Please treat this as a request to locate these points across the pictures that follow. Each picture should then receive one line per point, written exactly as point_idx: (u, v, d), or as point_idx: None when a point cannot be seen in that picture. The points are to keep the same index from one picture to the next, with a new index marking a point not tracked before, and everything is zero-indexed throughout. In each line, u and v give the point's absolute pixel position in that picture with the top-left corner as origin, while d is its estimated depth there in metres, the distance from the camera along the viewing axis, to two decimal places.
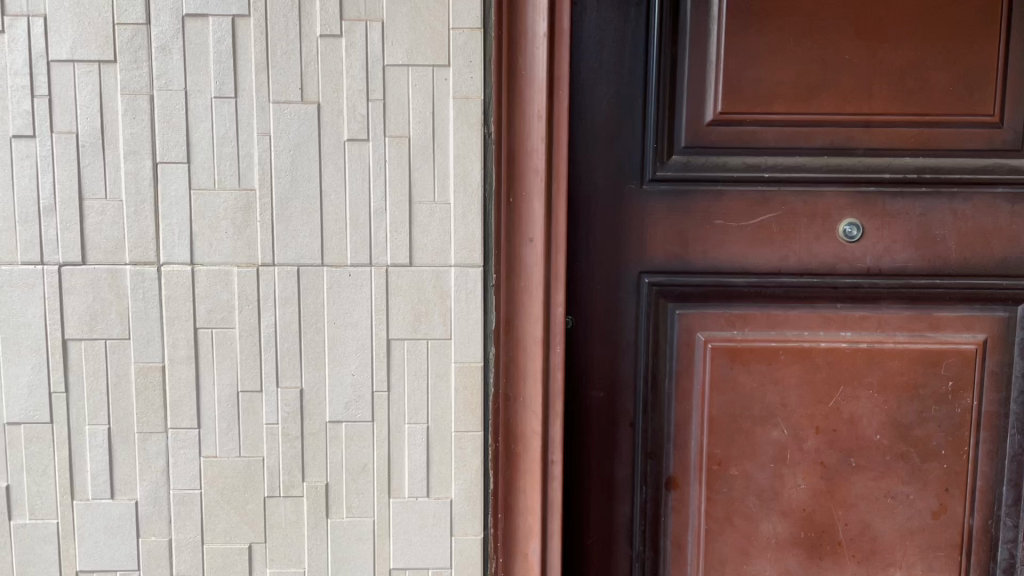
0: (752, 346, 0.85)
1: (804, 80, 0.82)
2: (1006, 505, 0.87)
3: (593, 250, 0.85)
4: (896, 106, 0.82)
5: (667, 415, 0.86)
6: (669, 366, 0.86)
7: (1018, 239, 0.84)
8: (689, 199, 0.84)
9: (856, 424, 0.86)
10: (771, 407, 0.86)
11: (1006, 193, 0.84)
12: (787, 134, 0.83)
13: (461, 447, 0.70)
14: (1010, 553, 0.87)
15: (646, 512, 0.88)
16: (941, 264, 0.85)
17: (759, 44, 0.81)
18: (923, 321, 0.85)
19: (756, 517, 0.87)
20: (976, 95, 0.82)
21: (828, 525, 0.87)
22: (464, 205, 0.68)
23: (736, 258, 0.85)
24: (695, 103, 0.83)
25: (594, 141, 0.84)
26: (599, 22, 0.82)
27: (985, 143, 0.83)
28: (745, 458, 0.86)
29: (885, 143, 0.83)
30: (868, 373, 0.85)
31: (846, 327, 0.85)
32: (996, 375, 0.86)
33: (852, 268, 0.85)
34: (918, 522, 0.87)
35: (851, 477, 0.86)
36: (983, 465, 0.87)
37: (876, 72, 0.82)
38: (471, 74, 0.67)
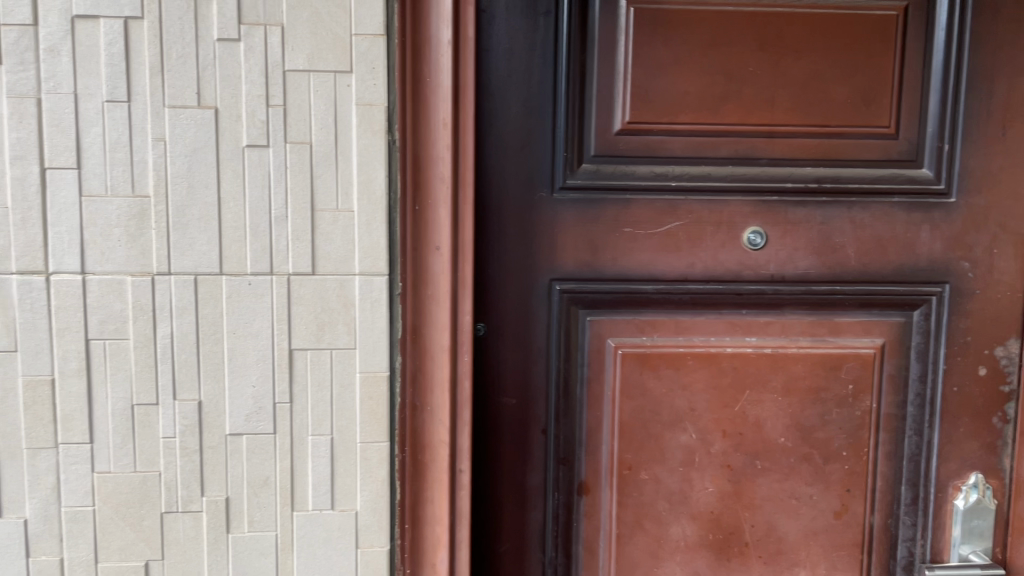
0: (661, 352, 0.86)
1: (710, 91, 0.83)
2: (904, 505, 0.90)
3: (504, 257, 0.85)
4: (798, 118, 0.85)
5: (578, 420, 0.87)
6: (580, 371, 0.87)
7: (913, 246, 0.87)
8: (599, 207, 0.85)
9: (761, 427, 0.88)
10: (680, 412, 0.87)
11: (902, 202, 0.87)
12: (692, 144, 0.85)
13: (367, 458, 0.69)
14: (908, 552, 0.91)
15: (558, 519, 0.88)
16: (841, 271, 0.87)
17: (666, 56, 0.82)
18: (824, 326, 0.88)
19: (665, 520, 0.88)
20: (873, 107, 0.85)
21: (735, 526, 0.89)
22: (368, 213, 0.67)
23: (645, 265, 0.86)
24: (604, 112, 0.84)
25: (505, 149, 0.83)
26: (508, 29, 0.82)
27: (881, 154, 0.86)
28: (655, 462, 0.88)
29: (786, 153, 0.85)
30: (773, 377, 0.88)
31: (751, 333, 0.87)
32: (894, 378, 0.89)
33: (756, 275, 0.87)
34: (821, 522, 0.90)
35: (757, 479, 0.88)
36: (883, 466, 0.90)
37: (779, 84, 0.84)
38: (373, 81, 0.66)
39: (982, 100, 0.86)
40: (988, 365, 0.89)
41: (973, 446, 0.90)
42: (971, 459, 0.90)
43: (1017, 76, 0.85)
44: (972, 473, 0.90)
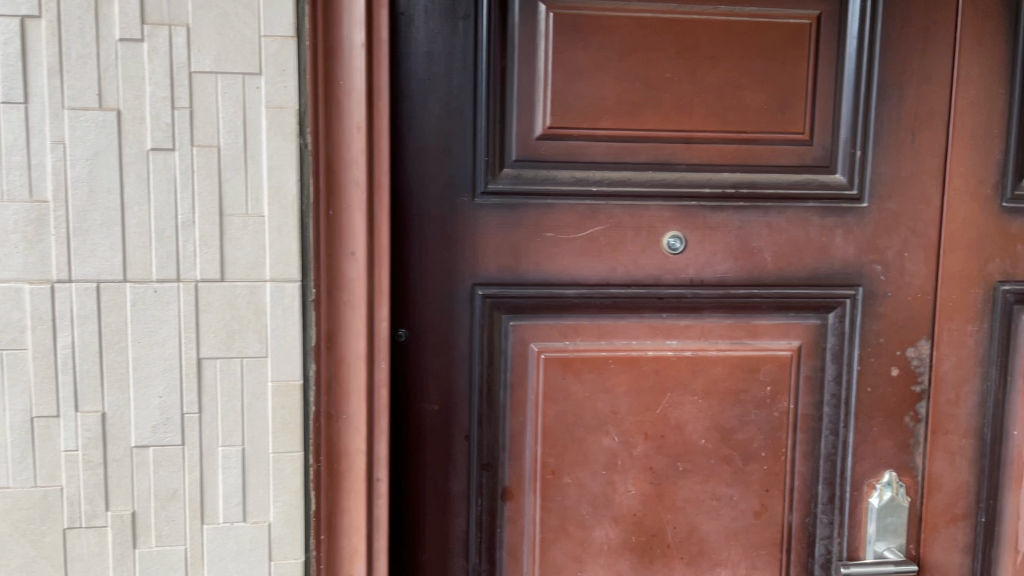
0: (584, 356, 0.87)
1: (629, 96, 0.84)
2: (822, 503, 0.92)
3: (425, 262, 0.84)
4: (715, 123, 0.86)
5: (501, 425, 0.87)
6: (503, 376, 0.86)
7: (828, 250, 0.90)
8: (520, 212, 0.85)
9: (681, 429, 0.89)
10: (602, 415, 0.88)
11: (816, 207, 0.89)
12: (613, 149, 0.85)
13: (280, 469, 0.68)
14: (826, 549, 0.93)
15: (481, 524, 0.87)
16: (758, 274, 0.89)
17: (586, 61, 0.83)
18: (743, 328, 0.89)
19: (588, 524, 0.88)
20: (788, 114, 0.87)
21: (657, 528, 0.90)
22: (279, 218, 0.65)
23: (566, 269, 0.86)
24: (525, 117, 0.84)
25: (425, 153, 0.83)
26: (428, 33, 0.81)
27: (795, 159, 0.88)
28: (578, 466, 0.88)
29: (704, 158, 0.87)
30: (693, 380, 0.89)
31: (672, 336, 0.88)
32: (811, 379, 0.91)
33: (676, 279, 0.88)
34: (741, 522, 0.91)
35: (678, 481, 0.90)
36: (800, 465, 0.92)
37: (696, 91, 0.85)
38: (283, 83, 0.65)
39: (891, 108, 0.88)
40: (899, 365, 0.92)
41: (888, 445, 0.93)
42: (886, 458, 0.93)
43: (924, 85, 0.89)
44: (886, 471, 0.93)
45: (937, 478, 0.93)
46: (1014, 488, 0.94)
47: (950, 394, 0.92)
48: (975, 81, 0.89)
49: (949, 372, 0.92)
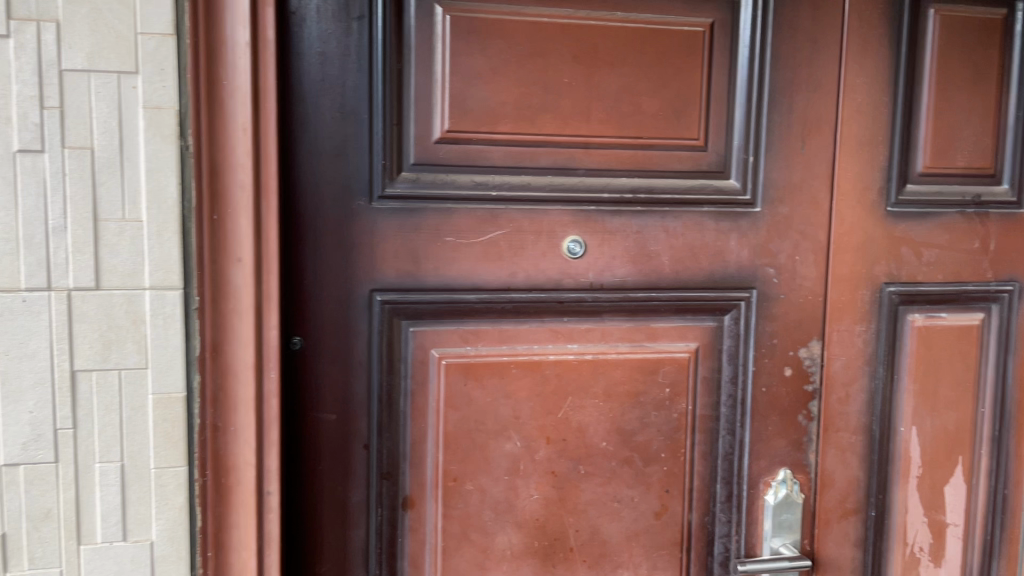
0: (485, 362, 0.86)
1: (527, 101, 0.84)
2: (720, 502, 0.94)
3: (321, 268, 0.82)
4: (613, 129, 0.87)
5: (401, 433, 0.85)
6: (403, 384, 0.85)
7: (723, 254, 0.92)
8: (419, 216, 0.83)
9: (583, 432, 0.90)
10: (504, 421, 0.87)
11: (711, 212, 0.91)
12: (512, 153, 0.85)
13: (162, 485, 0.65)
14: (724, 547, 0.95)
15: (382, 535, 0.85)
16: (656, 278, 0.90)
17: (484, 64, 0.83)
18: (642, 331, 0.90)
19: (491, 530, 0.88)
20: (683, 120, 0.89)
21: (560, 532, 0.90)
22: (158, 223, 0.63)
23: (466, 274, 0.85)
24: (423, 120, 0.82)
25: (319, 155, 0.81)
26: (320, 32, 0.79)
27: (691, 165, 0.90)
28: (480, 472, 0.87)
29: (602, 163, 0.88)
30: (594, 383, 0.89)
31: (573, 340, 0.89)
32: (708, 380, 0.93)
33: (576, 283, 0.88)
34: (642, 523, 0.92)
35: (580, 484, 0.90)
36: (699, 465, 0.93)
37: (594, 96, 0.86)
38: (162, 83, 0.62)
39: (782, 115, 0.91)
40: (792, 365, 0.95)
41: (782, 443, 0.95)
42: (780, 455, 0.95)
43: (813, 93, 0.92)
44: (782, 469, 0.96)
45: (828, 474, 0.97)
46: (901, 483, 0.99)
47: (840, 392, 0.96)
48: (860, 89, 0.93)
49: (839, 371, 0.96)
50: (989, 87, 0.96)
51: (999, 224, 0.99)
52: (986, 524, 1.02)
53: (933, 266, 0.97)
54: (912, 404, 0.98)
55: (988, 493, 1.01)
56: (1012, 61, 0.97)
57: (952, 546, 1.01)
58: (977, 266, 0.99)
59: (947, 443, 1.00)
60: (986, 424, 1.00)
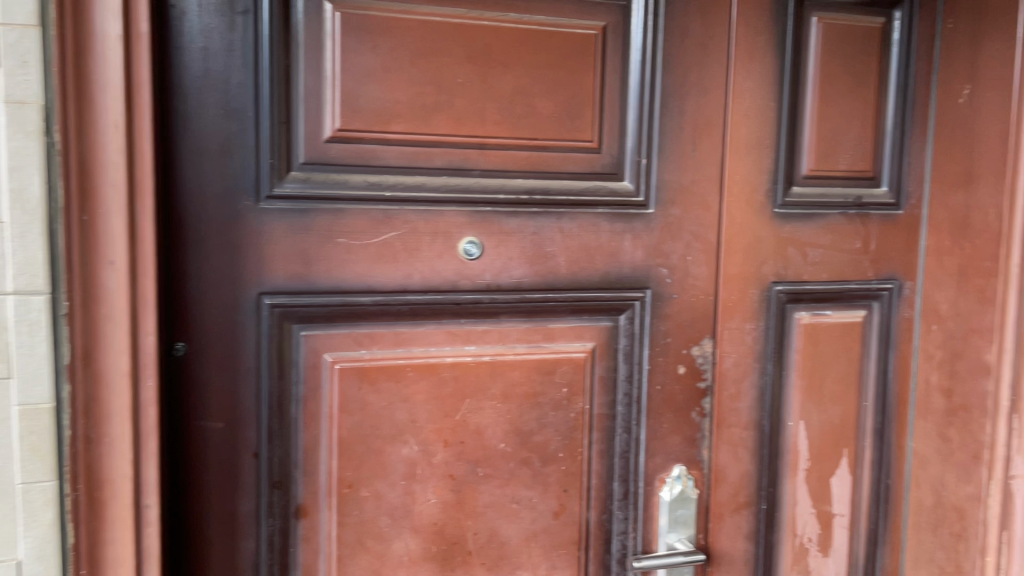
0: (380, 365, 0.85)
1: (421, 101, 0.83)
2: (617, 500, 0.95)
3: (206, 270, 0.79)
4: (508, 130, 0.87)
5: (293, 440, 0.83)
6: (295, 389, 0.83)
7: (618, 254, 0.93)
8: (310, 217, 0.81)
9: (481, 434, 0.89)
10: (400, 424, 0.86)
11: (606, 213, 0.92)
12: (406, 153, 0.84)
13: (29, 501, 0.62)
14: (622, 545, 0.96)
15: (273, 545, 0.83)
16: (553, 279, 0.91)
17: (376, 63, 0.81)
18: (539, 332, 0.91)
19: (388, 536, 0.87)
20: (577, 122, 0.90)
21: (457, 536, 0.89)
22: (22, 223, 0.60)
23: (360, 276, 0.83)
24: (312, 119, 0.81)
25: (203, 154, 0.78)
26: (203, 26, 0.77)
27: (585, 167, 0.91)
28: (376, 478, 0.86)
29: (498, 164, 0.87)
30: (491, 385, 0.89)
31: (470, 342, 0.88)
32: (604, 379, 0.94)
33: (473, 284, 0.88)
34: (540, 523, 0.92)
35: (478, 486, 0.90)
36: (597, 464, 0.94)
37: (489, 97, 0.86)
38: (24, 76, 0.59)
39: (673, 118, 0.93)
40: (685, 363, 0.97)
41: (676, 440, 0.97)
42: (675, 452, 0.97)
43: (703, 97, 0.94)
44: (676, 465, 0.97)
45: (721, 469, 0.99)
46: (790, 475, 1.02)
47: (732, 389, 0.99)
48: (748, 94, 0.96)
49: (731, 368, 0.98)
50: (868, 93, 1.01)
51: (878, 225, 1.03)
52: (869, 513, 1.06)
53: (818, 266, 1.01)
54: (799, 400, 1.01)
55: (871, 483, 1.06)
56: (889, 69, 1.02)
57: (838, 535, 1.05)
58: (859, 265, 1.03)
59: (832, 435, 1.03)
60: (869, 417, 1.05)
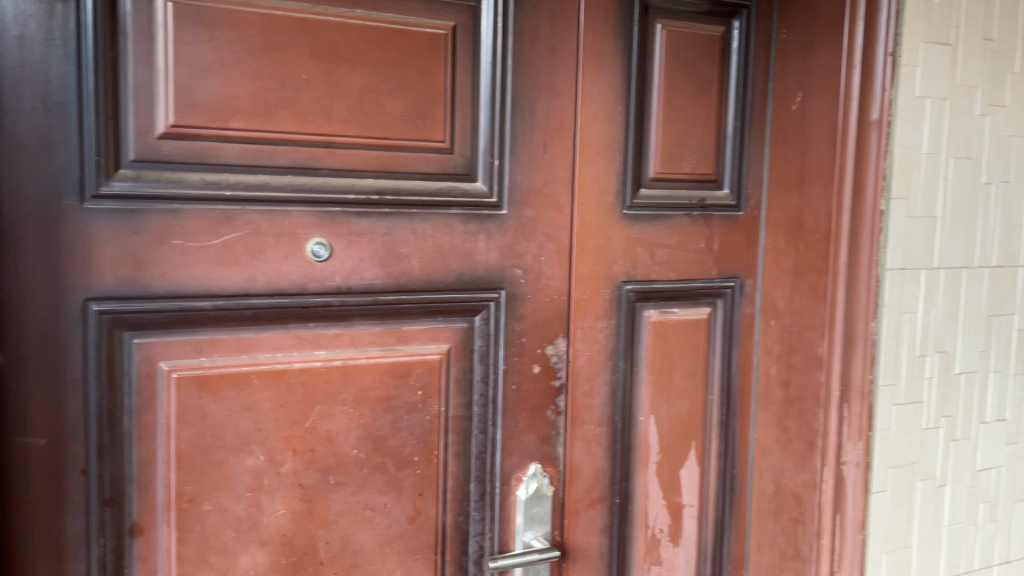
0: (222, 373, 0.81)
1: (263, 97, 0.80)
2: (474, 501, 0.95)
3: (24, 274, 0.73)
4: (357, 128, 0.85)
5: (126, 455, 0.78)
6: (127, 401, 0.78)
7: (471, 255, 0.93)
8: (141, 217, 0.77)
9: (332, 441, 0.87)
10: (245, 434, 0.83)
11: (459, 214, 0.91)
12: (247, 151, 0.80)
13: None
14: (479, 545, 0.96)
15: (105, 567, 0.77)
16: (405, 281, 0.89)
17: (213, 56, 0.78)
18: (391, 335, 0.89)
19: (233, 551, 0.83)
20: (427, 122, 0.89)
21: (308, 546, 0.86)
22: None
23: (199, 279, 0.80)
24: (143, 114, 0.76)
25: (18, 149, 0.72)
26: (17, 12, 0.71)
27: (437, 167, 0.90)
28: (219, 491, 0.82)
29: (347, 164, 0.85)
30: (342, 390, 0.87)
31: (319, 346, 0.86)
32: (459, 381, 0.93)
33: (322, 287, 0.85)
34: (395, 529, 0.91)
35: (330, 495, 0.87)
36: (452, 466, 0.94)
37: (335, 94, 0.84)
38: None
39: (524, 120, 0.94)
40: (540, 363, 0.98)
41: (532, 439, 0.98)
42: (530, 451, 0.98)
43: (553, 100, 0.95)
44: (532, 464, 0.98)
45: (576, 465, 1.01)
46: (641, 469, 1.05)
47: (585, 386, 1.00)
48: (597, 97, 0.98)
49: (584, 367, 1.00)
50: (710, 99, 1.05)
51: (721, 226, 1.08)
52: (717, 503, 1.10)
53: (666, 265, 1.04)
54: (649, 395, 1.04)
55: (717, 473, 1.10)
56: (730, 77, 1.06)
57: (688, 525, 1.09)
58: (704, 265, 1.07)
59: (682, 429, 1.07)
60: (715, 410, 1.09)
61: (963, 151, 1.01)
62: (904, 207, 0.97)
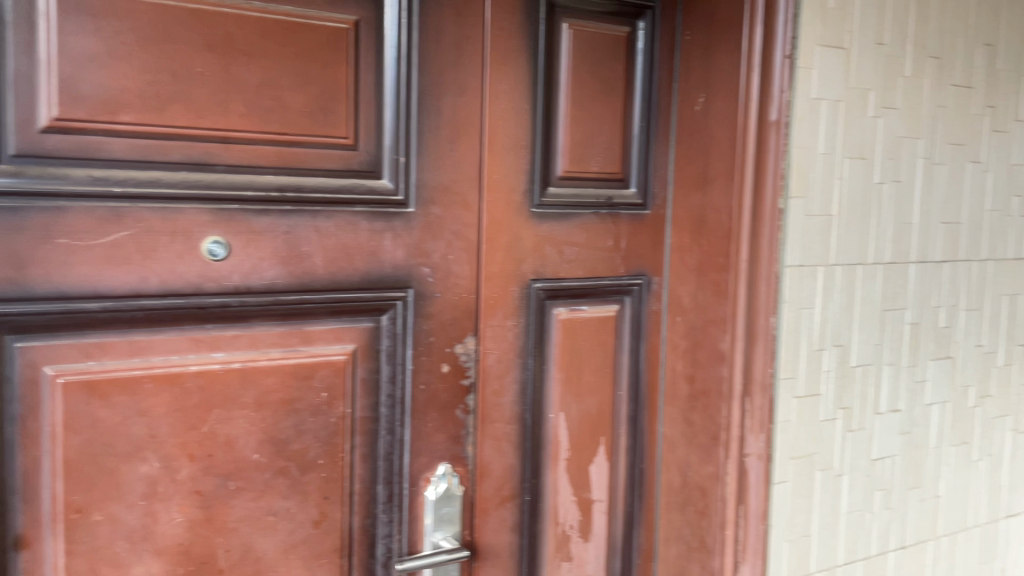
0: (112, 377, 0.78)
1: (154, 90, 0.77)
2: (381, 503, 0.94)
3: None
4: (255, 124, 0.83)
5: (8, 465, 0.74)
6: (9, 408, 0.74)
7: (377, 254, 0.91)
8: (22, 215, 0.73)
9: (232, 446, 0.84)
10: (138, 440, 0.79)
11: (364, 211, 0.90)
12: (138, 146, 0.77)
13: None
14: (387, 548, 0.95)
15: None
16: (308, 280, 0.87)
17: (100, 47, 0.75)
18: (294, 335, 0.87)
19: (126, 562, 0.80)
20: (330, 118, 0.87)
21: (207, 555, 0.84)
22: None
23: (87, 280, 0.76)
24: (24, 105, 0.72)
25: None
26: None
27: (341, 163, 0.88)
28: (111, 500, 0.79)
29: (245, 160, 0.83)
30: (242, 393, 0.85)
31: (217, 348, 0.83)
32: (365, 381, 0.92)
33: (220, 287, 0.83)
34: (299, 534, 0.89)
35: (230, 501, 0.85)
36: (359, 468, 0.92)
37: (232, 88, 0.81)
38: None
39: (430, 117, 0.93)
40: (449, 362, 0.97)
41: (440, 439, 0.98)
42: (439, 451, 0.98)
43: (459, 97, 0.95)
44: (441, 464, 0.98)
45: (486, 464, 1.01)
46: (551, 466, 1.05)
47: (494, 385, 1.00)
48: (504, 95, 0.97)
49: (493, 365, 1.00)
50: (616, 98, 1.06)
51: (628, 224, 1.09)
52: (625, 498, 1.12)
53: (575, 263, 1.05)
54: (559, 392, 1.05)
55: (626, 469, 1.12)
56: (636, 77, 1.07)
57: (598, 520, 1.10)
58: (612, 262, 1.08)
59: (591, 425, 1.08)
60: (623, 406, 1.10)
61: (857, 152, 1.04)
62: (802, 205, 1.00)
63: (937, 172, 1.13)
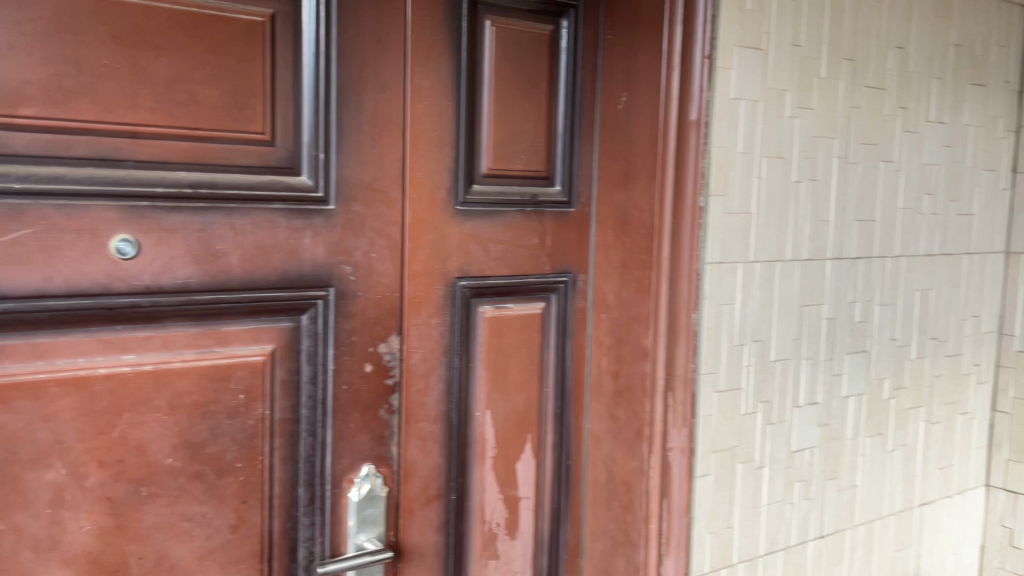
0: (14, 381, 0.75)
1: (57, 83, 0.75)
2: (303, 506, 0.92)
3: None
4: (165, 118, 0.80)
5: None
6: None
7: (296, 252, 0.90)
8: None
9: (144, 451, 0.82)
10: (43, 446, 0.77)
11: (282, 209, 0.88)
12: (40, 141, 0.75)
13: None
14: (308, 551, 0.94)
15: None
16: (224, 279, 0.85)
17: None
18: (209, 336, 0.85)
19: (31, 573, 0.77)
20: (245, 112, 0.85)
21: (119, 563, 0.81)
22: None
23: None
24: None
25: None
26: None
27: (258, 159, 0.86)
28: (13, 509, 0.76)
29: (156, 156, 0.80)
30: (155, 395, 0.82)
31: (128, 350, 0.80)
32: (285, 382, 0.90)
33: (130, 287, 0.80)
34: (216, 539, 0.87)
35: (143, 507, 0.82)
36: (279, 471, 0.91)
37: (141, 82, 0.79)
38: None
39: (350, 113, 0.92)
40: (372, 361, 0.96)
41: (363, 439, 0.96)
42: (362, 452, 0.96)
43: (380, 93, 0.93)
44: (365, 465, 0.96)
45: (410, 464, 1.00)
46: (477, 464, 1.05)
47: (419, 384, 0.99)
48: (426, 92, 0.97)
49: (417, 364, 0.99)
50: (540, 96, 1.06)
51: (553, 222, 1.09)
52: (552, 495, 1.12)
53: (500, 261, 1.05)
54: (485, 390, 1.04)
55: (553, 466, 1.12)
56: (560, 75, 1.08)
57: (525, 518, 1.10)
58: (537, 260, 1.08)
59: (518, 423, 1.08)
60: (550, 403, 1.10)
61: (774, 151, 1.06)
62: (721, 203, 1.02)
63: (851, 171, 1.16)
